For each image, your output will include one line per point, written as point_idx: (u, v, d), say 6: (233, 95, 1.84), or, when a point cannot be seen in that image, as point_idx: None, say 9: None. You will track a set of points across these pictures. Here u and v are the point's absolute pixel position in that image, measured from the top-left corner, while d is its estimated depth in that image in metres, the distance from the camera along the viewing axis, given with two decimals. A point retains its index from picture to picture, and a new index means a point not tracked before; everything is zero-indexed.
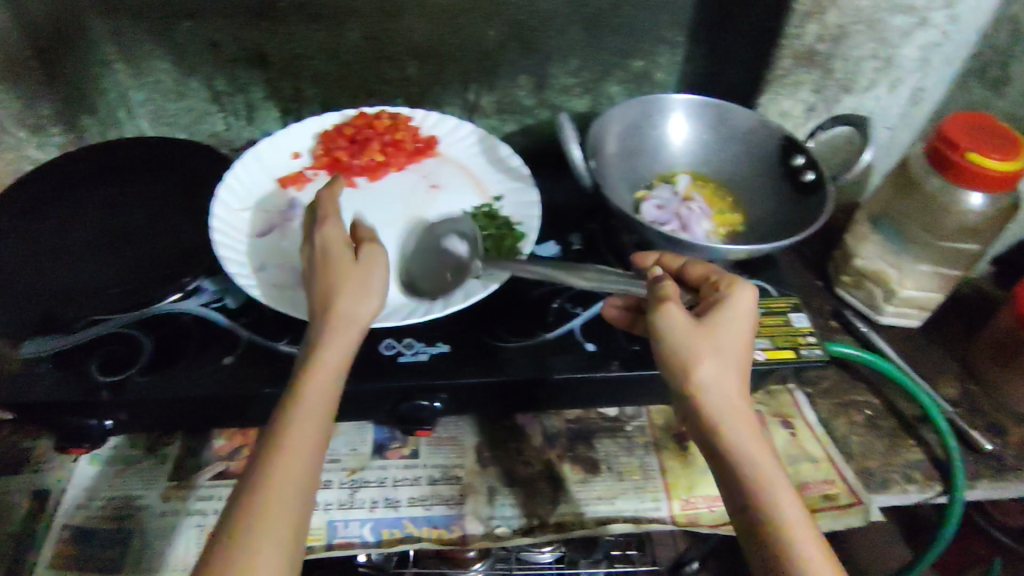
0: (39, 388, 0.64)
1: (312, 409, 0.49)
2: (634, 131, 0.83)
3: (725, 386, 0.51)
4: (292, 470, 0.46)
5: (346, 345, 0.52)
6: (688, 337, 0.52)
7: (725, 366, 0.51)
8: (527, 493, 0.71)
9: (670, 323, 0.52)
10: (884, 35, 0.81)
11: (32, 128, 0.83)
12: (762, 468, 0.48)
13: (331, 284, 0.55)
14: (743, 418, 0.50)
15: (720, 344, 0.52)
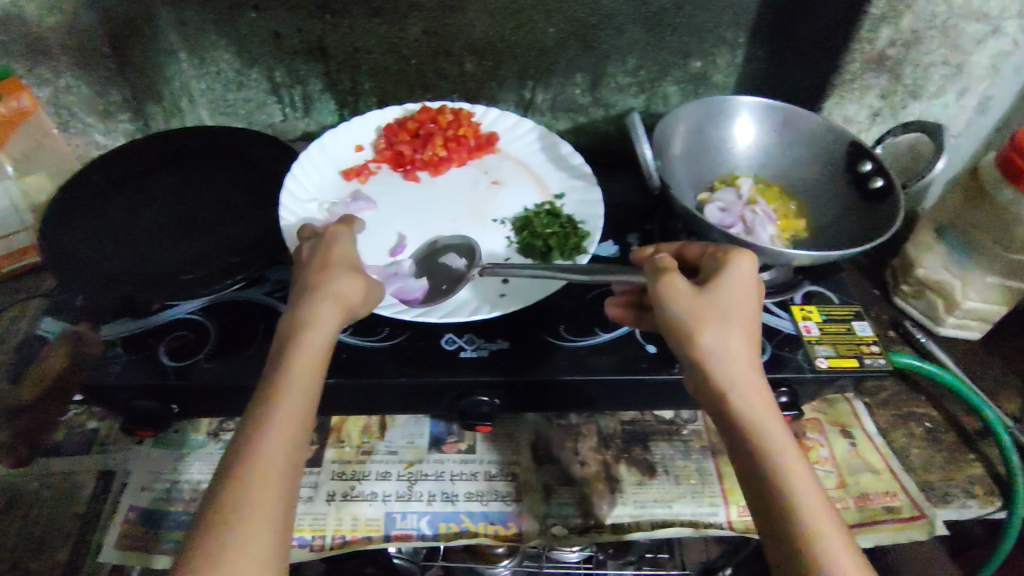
0: (113, 371, 0.65)
1: (301, 380, 0.52)
2: (697, 132, 0.83)
3: (732, 344, 0.53)
4: (282, 435, 0.49)
5: (331, 328, 0.55)
6: (693, 301, 0.54)
7: (731, 327, 0.54)
8: (583, 493, 0.71)
9: (674, 290, 0.55)
10: (957, 42, 0.79)
11: (101, 114, 0.85)
12: (766, 422, 0.50)
13: (323, 274, 0.58)
14: (750, 374, 0.52)
15: (724, 306, 0.54)
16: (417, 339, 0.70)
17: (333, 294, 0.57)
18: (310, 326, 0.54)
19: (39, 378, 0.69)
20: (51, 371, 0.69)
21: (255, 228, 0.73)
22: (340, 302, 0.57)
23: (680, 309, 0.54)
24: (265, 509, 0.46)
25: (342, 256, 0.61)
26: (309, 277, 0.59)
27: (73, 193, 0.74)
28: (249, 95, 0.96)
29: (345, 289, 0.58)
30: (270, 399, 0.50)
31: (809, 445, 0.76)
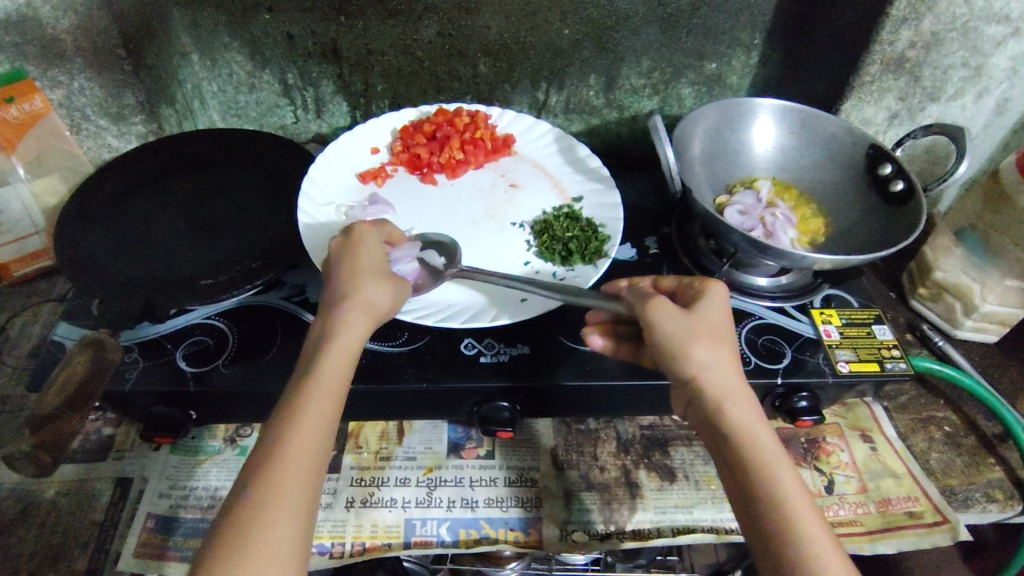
0: (131, 376, 0.64)
1: (328, 381, 0.51)
2: (715, 135, 0.82)
3: (720, 369, 0.53)
4: (308, 435, 0.48)
5: (359, 332, 0.54)
6: (681, 325, 0.54)
7: (719, 351, 0.53)
8: (604, 498, 0.70)
9: (662, 315, 0.55)
10: (976, 45, 0.79)
11: (114, 116, 0.84)
12: (763, 446, 0.49)
13: (353, 276, 0.57)
14: (742, 398, 0.52)
15: (712, 330, 0.54)
16: (436, 344, 0.70)
17: (363, 298, 0.56)
18: (339, 329, 0.54)
19: (63, 385, 0.61)
20: (76, 378, 0.61)
21: (272, 232, 0.73)
22: (369, 308, 0.56)
23: (668, 334, 0.54)
24: (288, 509, 0.45)
25: (372, 257, 0.59)
26: (338, 278, 0.58)
27: (88, 197, 0.74)
28: (261, 97, 0.96)
29: (374, 293, 0.57)
30: (298, 399, 0.49)
31: (829, 450, 0.75)
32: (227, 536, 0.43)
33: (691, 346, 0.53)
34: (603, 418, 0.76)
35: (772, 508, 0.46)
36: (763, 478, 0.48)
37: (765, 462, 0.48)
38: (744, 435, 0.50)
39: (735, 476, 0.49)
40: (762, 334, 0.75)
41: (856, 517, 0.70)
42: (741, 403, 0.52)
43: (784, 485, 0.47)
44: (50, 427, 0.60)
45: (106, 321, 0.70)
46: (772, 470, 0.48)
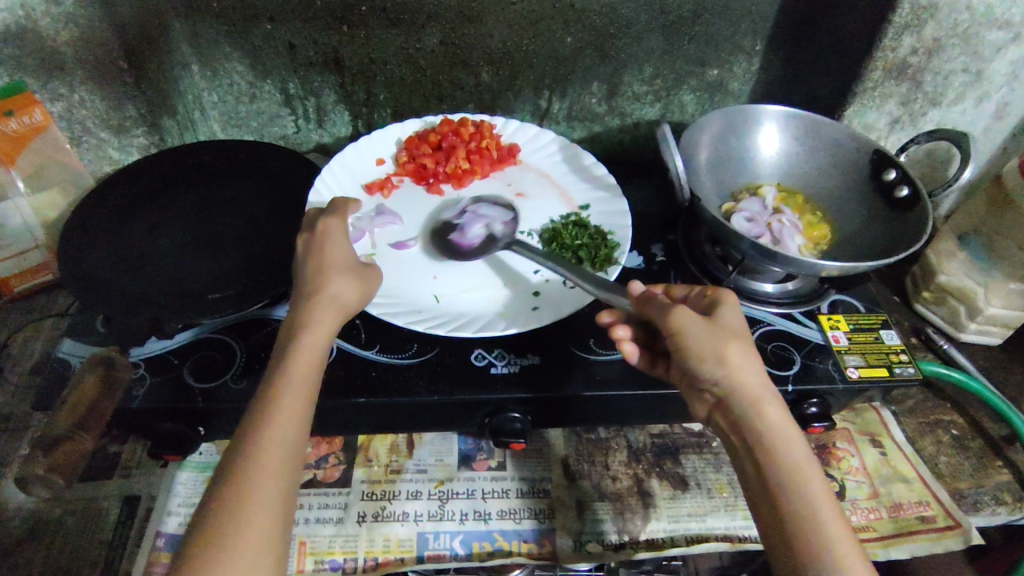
0: (138, 393, 0.64)
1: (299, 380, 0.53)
2: (719, 142, 0.83)
3: (752, 374, 0.53)
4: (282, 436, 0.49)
5: (328, 329, 0.56)
6: (711, 334, 0.54)
7: (750, 355, 0.54)
8: (617, 507, 0.70)
9: (691, 322, 0.54)
10: (977, 50, 0.79)
11: (115, 129, 0.83)
12: (793, 451, 0.50)
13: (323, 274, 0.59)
14: (773, 402, 0.52)
15: (739, 336, 0.54)
16: (446, 356, 0.69)
17: (333, 296, 0.58)
18: (309, 325, 0.55)
19: (77, 402, 0.62)
20: (88, 397, 0.63)
21: (280, 246, 0.72)
22: (337, 303, 0.58)
23: (700, 342, 0.54)
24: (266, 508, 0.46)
25: (340, 255, 0.61)
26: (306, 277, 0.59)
27: (91, 211, 0.73)
28: (262, 107, 0.95)
29: (342, 289, 0.59)
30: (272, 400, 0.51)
31: (840, 456, 0.75)
32: (206, 536, 0.44)
33: (725, 354, 0.53)
34: (614, 428, 0.75)
35: (801, 513, 0.48)
36: (793, 485, 0.49)
37: (796, 469, 0.50)
38: (773, 442, 0.51)
39: (764, 482, 0.50)
40: (772, 341, 0.75)
41: (869, 523, 0.70)
42: (772, 409, 0.52)
43: (813, 491, 0.49)
44: (61, 447, 0.62)
45: (114, 340, 0.69)
46: (800, 475, 0.49)
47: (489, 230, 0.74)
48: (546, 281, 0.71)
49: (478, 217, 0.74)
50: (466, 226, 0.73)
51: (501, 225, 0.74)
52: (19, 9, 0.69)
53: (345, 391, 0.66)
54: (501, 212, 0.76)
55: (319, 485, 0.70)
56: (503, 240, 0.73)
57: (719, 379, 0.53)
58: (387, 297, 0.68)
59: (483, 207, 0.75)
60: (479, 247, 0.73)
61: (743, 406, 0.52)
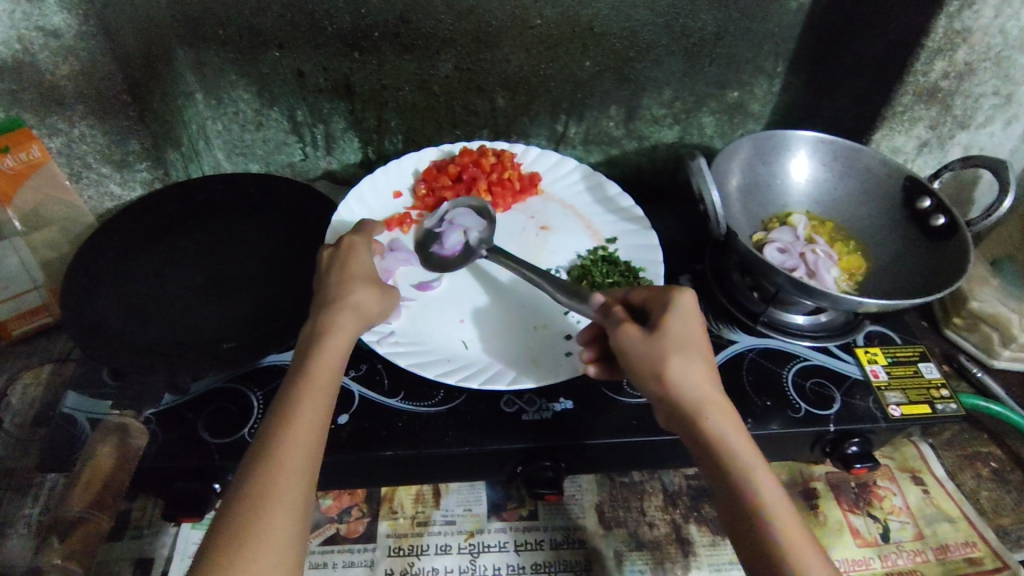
0: (150, 451, 0.60)
1: (318, 387, 0.50)
2: (747, 169, 0.80)
3: (692, 387, 0.49)
4: (301, 449, 0.46)
5: (348, 337, 0.54)
6: (648, 348, 0.50)
7: (693, 365, 0.50)
8: (656, 557, 0.67)
9: (628, 338, 0.52)
10: (1009, 73, 0.77)
11: (117, 163, 0.78)
12: (745, 465, 0.46)
13: (347, 284, 0.57)
14: (719, 413, 0.48)
15: (679, 346, 0.50)
16: (475, 403, 0.66)
17: (354, 304, 0.56)
18: (329, 333, 0.53)
19: (89, 481, 0.56)
20: (101, 474, 0.56)
21: (297, 288, 0.69)
22: (359, 314, 0.56)
23: (636, 359, 0.51)
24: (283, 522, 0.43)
25: (365, 267, 0.60)
26: (327, 288, 0.57)
27: (96, 254, 0.69)
28: (269, 135, 0.91)
29: (365, 299, 0.57)
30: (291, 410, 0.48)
31: (881, 495, 0.73)
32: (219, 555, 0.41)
33: (660, 370, 0.49)
34: (648, 470, 0.72)
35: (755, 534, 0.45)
36: (747, 507, 0.45)
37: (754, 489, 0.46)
38: (721, 458, 0.47)
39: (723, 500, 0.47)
40: (810, 377, 0.72)
41: (916, 566, 0.67)
42: (716, 421, 0.48)
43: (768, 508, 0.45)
44: (79, 529, 0.56)
45: (129, 400, 0.65)
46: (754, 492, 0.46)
47: (467, 239, 0.73)
48: (578, 321, 0.68)
49: (455, 226, 0.73)
50: (444, 236, 0.72)
51: (479, 233, 0.74)
52: (16, 42, 0.65)
53: (371, 444, 0.63)
54: (479, 219, 0.74)
55: (343, 540, 0.66)
56: (481, 250, 0.72)
57: (661, 396, 0.50)
58: (415, 344, 0.65)
59: (460, 214, 0.74)
60: (459, 256, 0.72)
61: (686, 421, 0.49)
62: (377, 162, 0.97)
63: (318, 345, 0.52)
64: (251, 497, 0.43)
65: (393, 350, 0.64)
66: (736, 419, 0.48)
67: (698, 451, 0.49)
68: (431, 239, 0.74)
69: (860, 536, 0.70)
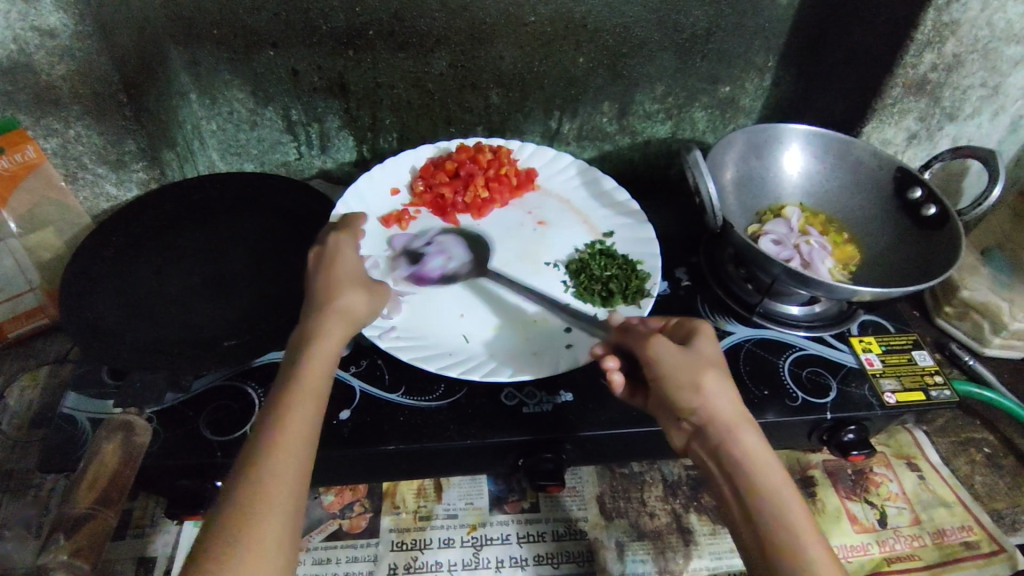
0: (152, 449, 0.60)
1: (308, 394, 0.48)
2: (741, 163, 0.81)
3: (726, 401, 0.50)
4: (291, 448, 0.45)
5: (338, 338, 0.53)
6: (682, 359, 0.52)
7: (724, 381, 0.51)
8: (657, 546, 0.67)
9: (662, 347, 0.53)
10: (996, 65, 0.78)
11: (113, 164, 0.77)
12: (776, 478, 0.47)
13: (337, 284, 0.55)
14: (751, 430, 0.49)
15: (712, 363, 0.52)
16: (476, 396, 0.67)
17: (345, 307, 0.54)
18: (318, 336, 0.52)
19: (95, 478, 0.54)
20: (107, 470, 0.54)
21: (296, 286, 0.69)
22: (347, 316, 0.54)
23: (670, 367, 0.52)
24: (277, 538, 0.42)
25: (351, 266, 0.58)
26: (315, 289, 0.55)
27: (92, 255, 0.69)
28: (263, 134, 0.92)
29: (354, 301, 0.55)
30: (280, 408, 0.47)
31: (878, 481, 0.74)
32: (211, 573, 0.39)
33: (698, 381, 0.50)
34: (647, 461, 0.73)
35: (786, 551, 0.43)
36: (774, 517, 0.45)
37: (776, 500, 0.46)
38: (752, 472, 0.47)
39: (748, 520, 0.46)
40: (806, 366, 0.73)
41: (913, 551, 0.68)
42: (748, 435, 0.49)
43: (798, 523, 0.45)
44: (85, 528, 0.52)
45: (130, 399, 0.65)
46: (782, 506, 0.45)
47: (447, 267, 0.72)
48: (577, 313, 0.69)
49: (440, 252, 0.73)
50: (427, 257, 0.72)
51: (461, 266, 0.73)
52: (11, 43, 0.64)
53: (373, 439, 0.63)
54: (467, 254, 0.74)
55: (345, 536, 0.67)
56: (458, 281, 0.71)
57: (693, 407, 0.50)
58: (417, 338, 0.65)
59: (450, 244, 0.75)
60: (433, 279, 0.71)
61: (717, 433, 0.49)
62: (372, 160, 0.97)
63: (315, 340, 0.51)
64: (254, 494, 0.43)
65: (395, 345, 0.64)
66: (764, 437, 0.49)
67: (723, 466, 0.49)
68: (413, 257, 0.73)
69: (858, 522, 0.70)
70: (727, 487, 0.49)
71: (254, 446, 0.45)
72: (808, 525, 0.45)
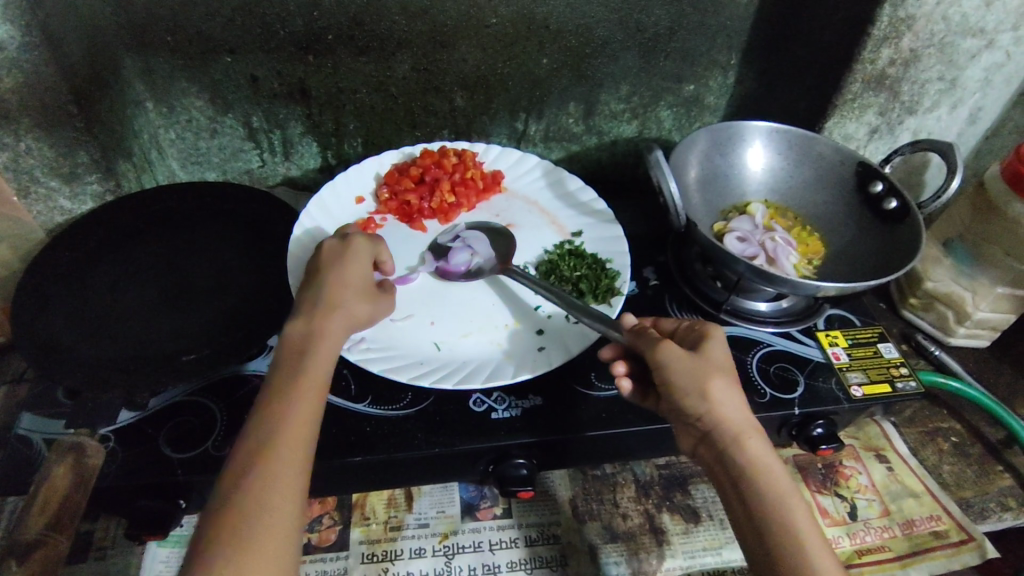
0: (110, 470, 0.59)
1: (312, 385, 0.51)
2: (705, 161, 0.81)
3: (735, 410, 0.50)
4: (294, 449, 0.47)
5: (336, 342, 0.55)
6: (693, 366, 0.51)
7: (733, 389, 0.51)
8: (630, 548, 0.67)
9: (672, 353, 0.52)
10: (952, 59, 0.79)
11: (66, 177, 0.75)
12: (783, 488, 0.48)
13: (343, 288, 0.58)
14: (757, 437, 0.50)
15: (722, 369, 0.52)
16: (444, 404, 0.66)
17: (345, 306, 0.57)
18: (320, 337, 0.54)
19: (46, 502, 0.53)
20: (58, 495, 0.53)
21: (258, 297, 0.68)
22: (349, 319, 0.57)
23: (679, 375, 0.51)
24: (284, 513, 0.44)
25: (360, 272, 0.60)
26: (323, 284, 0.58)
27: (44, 271, 0.67)
28: (224, 142, 0.90)
29: (355, 301, 0.58)
30: (282, 407, 0.49)
31: (847, 474, 0.74)
32: (218, 550, 0.42)
33: (705, 388, 0.50)
34: (619, 462, 0.73)
35: (789, 552, 0.45)
36: (783, 527, 0.46)
37: (781, 509, 0.47)
38: (760, 478, 0.48)
39: (752, 522, 0.48)
40: (774, 362, 0.73)
41: (884, 542, 0.69)
42: (755, 443, 0.50)
43: (803, 524, 0.46)
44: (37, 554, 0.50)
45: (86, 418, 0.63)
46: (788, 510, 0.47)
47: (472, 263, 0.72)
48: (547, 316, 0.69)
49: (466, 247, 0.73)
50: (453, 251, 0.72)
51: (486, 262, 0.73)
52: None
53: (338, 451, 0.62)
54: (494, 250, 0.74)
55: (314, 550, 0.66)
56: (483, 278, 0.71)
57: (701, 414, 0.50)
58: (385, 349, 0.64)
59: (479, 239, 0.74)
60: (457, 274, 0.72)
61: (724, 442, 0.50)
62: (337, 166, 0.96)
63: (316, 343, 0.53)
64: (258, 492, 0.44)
65: (364, 357, 0.63)
66: (771, 444, 0.50)
67: (729, 474, 0.50)
68: (440, 252, 0.74)
69: (829, 516, 0.71)
70: (731, 489, 0.50)
71: (257, 443, 0.47)
72: (811, 526, 0.46)
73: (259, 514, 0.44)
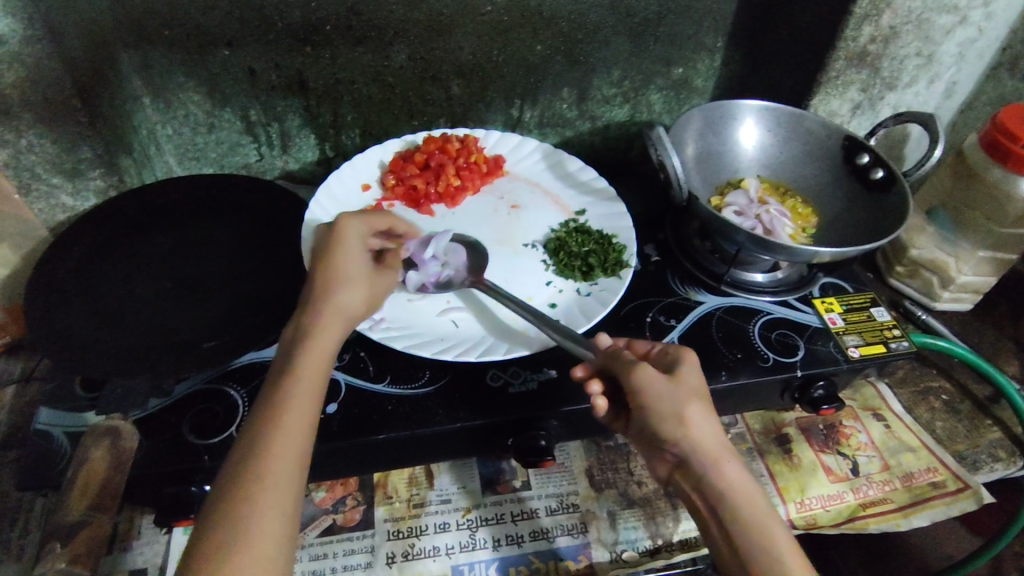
0: (138, 458, 0.59)
1: (308, 380, 0.51)
2: (700, 140, 0.84)
3: (709, 436, 0.51)
4: (286, 442, 0.47)
5: (331, 337, 0.54)
6: (669, 392, 0.52)
7: (707, 414, 0.52)
8: (647, 512, 0.69)
9: (648, 378, 0.53)
10: (929, 35, 0.83)
11: (69, 172, 0.74)
12: (758, 511, 0.50)
13: (332, 280, 0.57)
14: (732, 462, 0.51)
15: (698, 394, 0.53)
16: (460, 381, 0.67)
17: (337, 301, 0.56)
18: (315, 331, 0.54)
19: (86, 484, 0.54)
20: (98, 476, 0.54)
21: (274, 284, 0.69)
22: (341, 312, 0.56)
23: (655, 400, 0.52)
24: (275, 509, 0.44)
25: (351, 262, 0.59)
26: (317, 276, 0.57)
27: (52, 267, 0.66)
28: (221, 137, 0.91)
29: (349, 294, 0.57)
30: (278, 403, 0.49)
31: (848, 433, 0.78)
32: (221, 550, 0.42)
33: (683, 415, 0.51)
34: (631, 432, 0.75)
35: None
36: (761, 545, 0.48)
37: (760, 530, 0.49)
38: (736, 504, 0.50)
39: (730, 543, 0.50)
40: (774, 329, 0.76)
41: (885, 495, 0.72)
42: (730, 466, 0.51)
43: (775, 537, 0.48)
44: (82, 534, 0.51)
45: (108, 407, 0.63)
46: (766, 532, 0.48)
47: (442, 275, 0.71)
48: (560, 290, 0.71)
49: (439, 258, 0.71)
50: (424, 261, 0.70)
51: (457, 274, 0.71)
52: None
53: (363, 428, 0.63)
54: (465, 262, 0.72)
55: (339, 531, 0.67)
56: (453, 291, 0.70)
57: (678, 440, 0.52)
58: (407, 328, 0.66)
59: (453, 250, 0.72)
60: (425, 285, 0.69)
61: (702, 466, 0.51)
62: (335, 157, 0.97)
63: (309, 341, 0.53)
64: (250, 494, 0.44)
65: (386, 335, 0.65)
66: (744, 466, 0.52)
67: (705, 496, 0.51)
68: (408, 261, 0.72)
69: (833, 473, 0.74)
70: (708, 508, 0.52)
71: (254, 439, 0.47)
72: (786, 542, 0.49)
73: (256, 513, 0.44)
